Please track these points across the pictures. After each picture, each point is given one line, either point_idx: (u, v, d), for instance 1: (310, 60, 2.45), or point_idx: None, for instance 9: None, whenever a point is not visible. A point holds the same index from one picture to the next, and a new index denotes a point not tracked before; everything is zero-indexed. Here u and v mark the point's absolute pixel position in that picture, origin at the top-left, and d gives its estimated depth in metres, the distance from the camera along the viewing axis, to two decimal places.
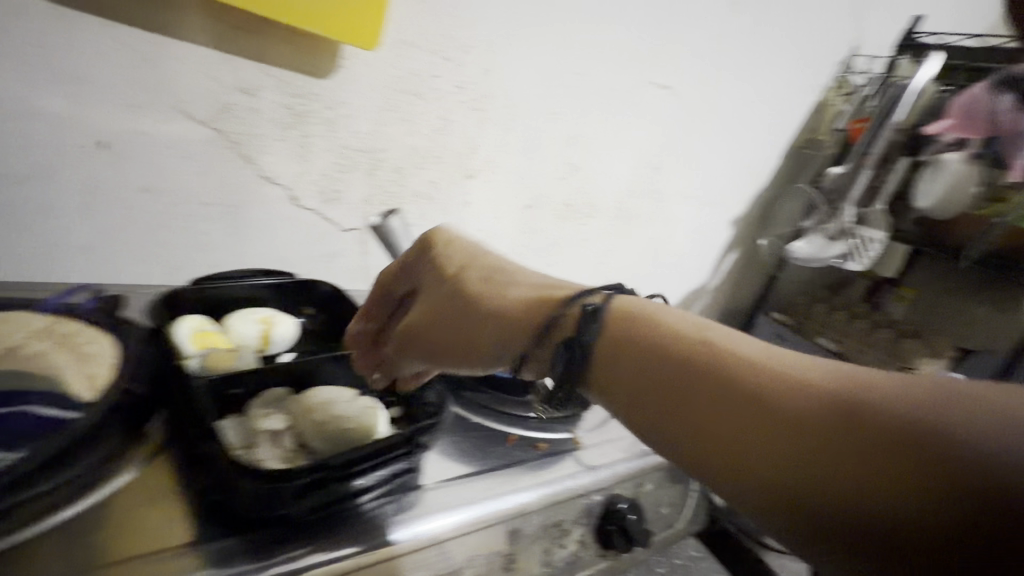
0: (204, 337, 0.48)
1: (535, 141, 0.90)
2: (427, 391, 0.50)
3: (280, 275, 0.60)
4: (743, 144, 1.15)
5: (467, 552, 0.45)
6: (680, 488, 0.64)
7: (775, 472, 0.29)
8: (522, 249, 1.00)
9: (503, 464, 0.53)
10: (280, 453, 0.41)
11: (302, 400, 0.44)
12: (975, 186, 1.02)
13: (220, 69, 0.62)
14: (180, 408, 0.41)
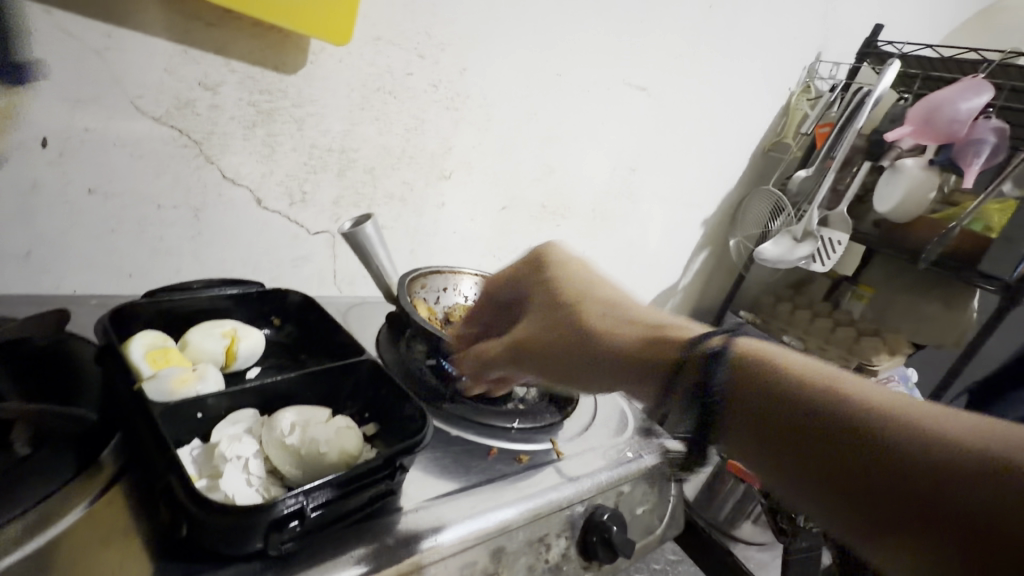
0: (163, 354, 0.44)
1: (512, 142, 0.88)
2: (405, 406, 0.48)
3: (245, 284, 0.57)
4: (714, 146, 1.16)
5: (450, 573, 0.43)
6: (660, 494, 0.64)
7: (872, 503, 0.29)
8: (498, 251, 0.98)
9: (485, 479, 0.52)
10: (251, 481, 0.38)
11: (273, 422, 0.41)
12: (931, 191, 1.07)
13: (177, 62, 0.58)
14: (138, 436, 0.38)
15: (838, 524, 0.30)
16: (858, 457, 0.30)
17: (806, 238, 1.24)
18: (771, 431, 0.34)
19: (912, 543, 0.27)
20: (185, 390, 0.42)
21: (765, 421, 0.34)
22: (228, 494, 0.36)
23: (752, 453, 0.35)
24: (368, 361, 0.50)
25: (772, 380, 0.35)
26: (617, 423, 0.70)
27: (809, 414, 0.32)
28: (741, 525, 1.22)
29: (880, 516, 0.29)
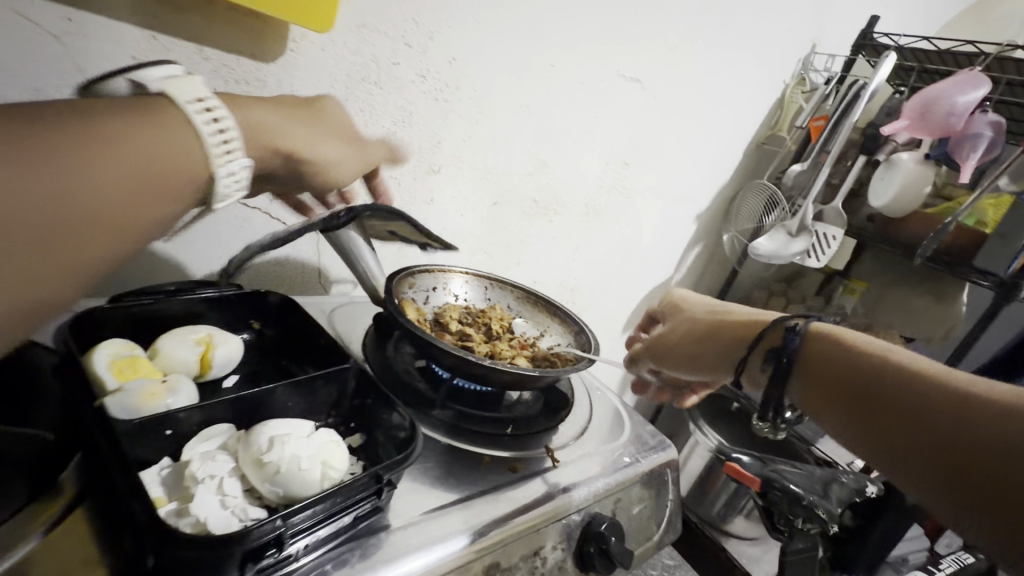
0: (131, 364, 0.41)
1: (503, 136, 0.85)
2: (392, 415, 0.46)
3: (221, 286, 0.54)
4: (709, 140, 1.14)
5: None
6: (657, 500, 0.62)
7: (868, 414, 0.44)
8: (489, 248, 0.95)
9: (478, 490, 0.50)
10: (225, 502, 0.36)
11: (250, 438, 0.38)
12: (925, 186, 1.06)
13: (146, 49, 0.54)
14: (100, 456, 0.35)
15: (888, 450, 0.42)
16: (875, 390, 0.44)
17: (801, 233, 1.22)
18: (838, 381, 0.48)
19: (878, 433, 0.44)
20: (152, 405, 0.39)
21: (843, 379, 0.47)
22: (200, 518, 0.33)
23: (811, 390, 0.50)
24: (353, 369, 0.48)
25: (852, 349, 0.48)
26: (613, 427, 0.68)
27: (856, 367, 0.47)
28: (733, 520, 1.21)
29: (906, 434, 0.41)
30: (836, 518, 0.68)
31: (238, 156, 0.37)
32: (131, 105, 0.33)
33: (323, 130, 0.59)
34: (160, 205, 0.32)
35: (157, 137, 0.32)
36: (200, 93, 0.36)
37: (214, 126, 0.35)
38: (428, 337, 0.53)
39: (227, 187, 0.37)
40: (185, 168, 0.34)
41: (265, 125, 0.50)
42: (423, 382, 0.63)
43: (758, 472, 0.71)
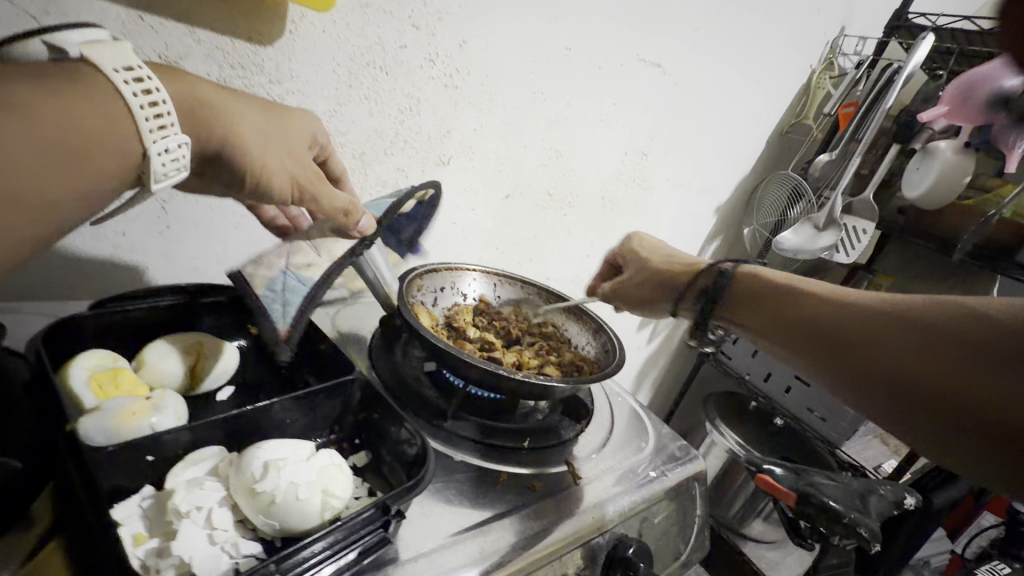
0: (112, 377, 0.38)
1: (516, 124, 0.80)
2: (401, 431, 0.42)
3: (212, 289, 0.50)
4: (732, 126, 1.08)
5: None
6: (685, 517, 0.58)
7: (885, 387, 0.39)
8: (501, 243, 0.91)
9: (494, 512, 0.46)
10: (214, 537, 0.32)
11: (241, 462, 0.35)
12: (965, 176, 1.00)
13: (132, 30, 0.50)
14: (75, 487, 0.31)
15: (907, 412, 0.39)
16: (834, 332, 0.43)
17: (828, 227, 1.16)
18: (798, 326, 0.47)
19: (840, 366, 0.43)
20: (135, 425, 0.35)
21: (803, 323, 0.46)
22: (184, 558, 0.30)
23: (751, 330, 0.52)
24: (358, 381, 0.44)
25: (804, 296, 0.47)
26: (636, 437, 0.63)
27: (829, 325, 0.44)
28: (751, 523, 1.13)
29: (865, 367, 0.41)
30: (878, 539, 0.63)
31: (174, 133, 0.33)
32: (49, 71, 0.29)
33: (274, 133, 0.41)
34: (63, 186, 0.28)
35: (74, 110, 0.28)
36: (132, 61, 0.31)
37: (145, 105, 0.31)
38: (443, 347, 0.49)
39: (162, 168, 0.32)
40: (106, 145, 0.30)
41: (209, 111, 0.37)
42: (433, 389, 0.58)
43: (793, 486, 0.66)
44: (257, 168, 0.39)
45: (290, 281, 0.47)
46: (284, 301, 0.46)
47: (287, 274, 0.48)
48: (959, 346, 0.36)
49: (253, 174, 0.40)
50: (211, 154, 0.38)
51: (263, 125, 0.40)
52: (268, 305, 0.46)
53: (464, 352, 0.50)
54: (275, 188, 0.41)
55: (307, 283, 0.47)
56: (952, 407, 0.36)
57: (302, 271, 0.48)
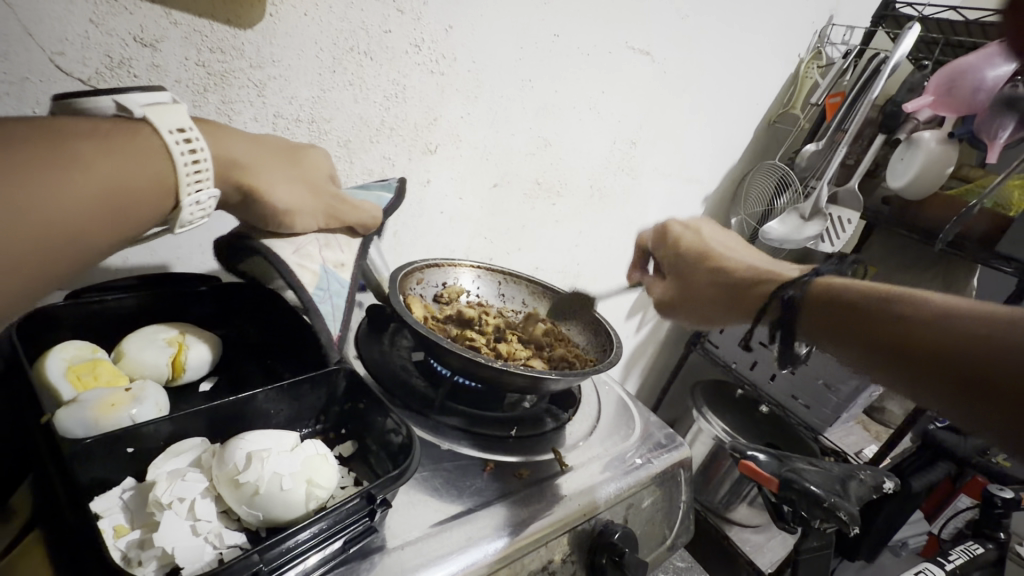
0: (90, 369, 0.37)
1: (504, 112, 0.79)
2: (386, 420, 0.42)
3: (193, 278, 0.49)
4: (720, 116, 1.08)
5: None
6: (670, 502, 0.59)
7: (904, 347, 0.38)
8: (489, 232, 0.90)
9: (481, 499, 0.46)
10: (197, 529, 0.32)
11: (224, 454, 0.34)
12: (948, 166, 1.01)
13: (104, 12, 0.48)
14: (52, 479, 0.31)
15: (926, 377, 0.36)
16: (870, 315, 0.41)
17: (815, 216, 1.17)
18: (834, 315, 0.44)
19: (873, 352, 0.40)
20: (114, 417, 0.35)
21: (838, 310, 0.44)
22: (166, 549, 0.30)
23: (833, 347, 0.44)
24: (343, 370, 0.43)
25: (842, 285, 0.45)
26: (624, 424, 0.64)
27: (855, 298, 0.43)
28: (736, 508, 1.15)
29: (902, 350, 0.38)
30: (858, 524, 0.64)
31: (207, 186, 0.36)
32: (109, 127, 0.32)
33: (292, 177, 0.44)
34: (109, 230, 0.31)
35: (130, 162, 0.31)
36: (183, 123, 0.35)
37: (189, 161, 0.34)
38: (433, 338, 0.49)
39: (190, 216, 0.36)
40: (154, 192, 0.33)
41: (237, 165, 0.39)
42: (420, 378, 0.58)
43: (775, 472, 0.69)
44: (280, 211, 0.42)
45: (333, 282, 0.46)
46: (333, 304, 0.45)
47: (330, 273, 0.46)
48: (1001, 330, 0.34)
49: (276, 217, 0.43)
50: (236, 202, 0.41)
51: (281, 170, 0.43)
52: (320, 305, 0.43)
53: (442, 337, 0.50)
54: (296, 226, 0.44)
55: (347, 287, 0.47)
56: (990, 386, 0.33)
57: (339, 272, 0.47)
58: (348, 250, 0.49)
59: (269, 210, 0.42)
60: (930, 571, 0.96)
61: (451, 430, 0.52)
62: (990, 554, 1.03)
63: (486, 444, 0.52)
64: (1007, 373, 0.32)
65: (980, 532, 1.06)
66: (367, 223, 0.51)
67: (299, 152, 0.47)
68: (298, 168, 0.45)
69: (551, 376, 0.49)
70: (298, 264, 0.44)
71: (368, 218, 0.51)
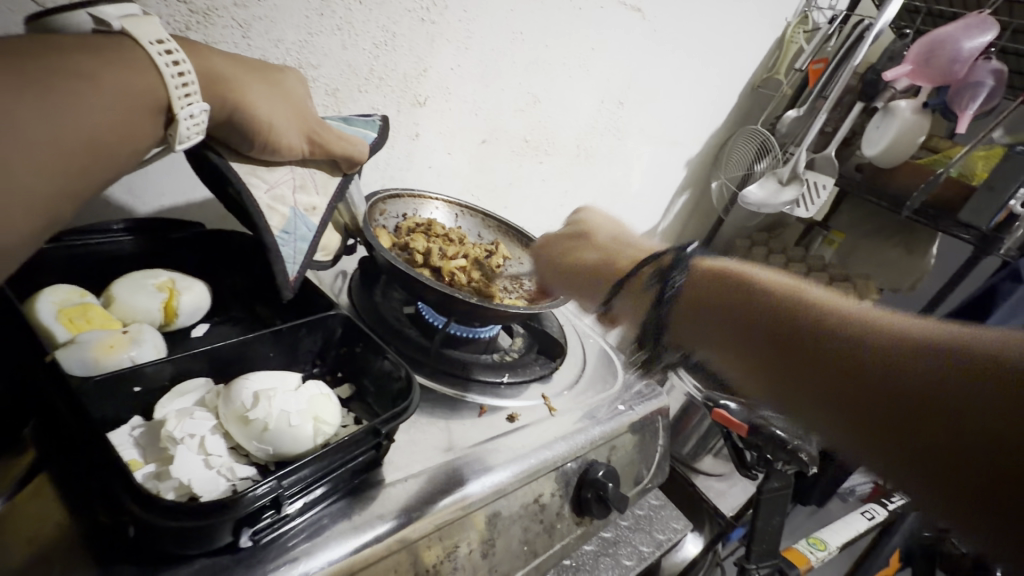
0: (81, 313, 0.37)
1: (495, 65, 0.78)
2: (382, 362, 0.43)
3: (180, 224, 0.49)
4: (706, 80, 1.09)
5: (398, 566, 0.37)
6: (647, 446, 0.63)
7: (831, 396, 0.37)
8: (476, 189, 0.90)
9: (477, 440, 0.48)
10: (209, 462, 0.33)
11: (230, 393, 0.35)
12: (918, 136, 1.05)
13: None
14: (60, 416, 0.32)
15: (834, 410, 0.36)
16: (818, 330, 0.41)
17: (791, 182, 1.19)
18: (716, 316, 0.48)
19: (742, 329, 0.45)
20: (114, 356, 0.35)
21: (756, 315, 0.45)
22: (183, 480, 0.31)
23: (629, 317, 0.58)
24: (341, 317, 0.44)
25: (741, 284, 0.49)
26: (606, 373, 0.67)
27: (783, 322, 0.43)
28: (703, 458, 1.22)
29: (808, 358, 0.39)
30: (815, 466, 0.69)
31: (198, 99, 0.35)
32: (94, 43, 0.31)
33: (275, 95, 0.43)
34: (117, 147, 0.31)
35: (124, 73, 0.31)
36: (162, 35, 0.34)
37: (175, 75, 0.33)
38: (401, 267, 0.51)
39: (188, 131, 0.35)
40: (148, 108, 0.32)
41: (222, 78, 0.39)
42: (414, 328, 0.60)
43: (745, 419, 0.73)
44: (263, 126, 0.41)
45: (301, 226, 0.46)
46: (297, 249, 0.45)
47: (299, 216, 0.46)
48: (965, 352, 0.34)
49: (259, 136, 0.42)
50: (221, 121, 0.40)
51: (265, 89, 0.42)
52: (282, 248, 0.44)
53: (427, 279, 0.52)
54: (283, 148, 0.43)
55: (315, 232, 0.47)
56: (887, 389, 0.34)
57: (310, 216, 0.47)
58: (323, 193, 0.49)
59: (252, 123, 0.40)
60: (874, 510, 1.05)
61: (417, 360, 0.55)
62: None
63: (447, 378, 0.54)
64: (860, 367, 0.36)
65: None
66: (352, 157, 0.50)
67: (279, 77, 0.45)
68: (282, 90, 0.44)
69: (506, 308, 0.51)
70: (269, 205, 0.44)
71: (355, 153, 0.50)
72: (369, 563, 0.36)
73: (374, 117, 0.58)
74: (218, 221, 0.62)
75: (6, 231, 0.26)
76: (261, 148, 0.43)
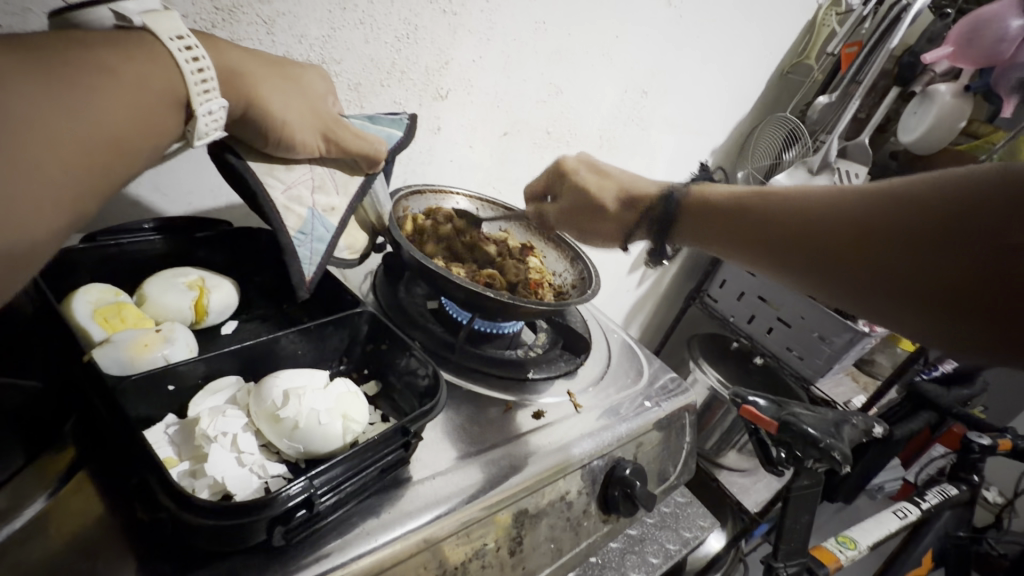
0: (116, 312, 0.38)
1: (517, 56, 0.77)
2: (407, 358, 0.43)
3: (209, 221, 0.49)
4: (733, 67, 1.06)
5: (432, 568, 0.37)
6: (673, 443, 0.62)
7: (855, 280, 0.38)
8: (498, 182, 0.90)
9: (504, 438, 0.48)
10: (242, 460, 0.33)
11: (261, 392, 0.35)
12: (959, 121, 1.00)
13: None
14: (97, 414, 0.32)
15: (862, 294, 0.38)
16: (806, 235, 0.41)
17: (821, 171, 1.14)
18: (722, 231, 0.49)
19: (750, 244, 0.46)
20: (147, 356, 0.35)
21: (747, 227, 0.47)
22: (217, 478, 0.31)
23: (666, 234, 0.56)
24: (367, 314, 0.44)
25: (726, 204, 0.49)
26: (632, 369, 0.66)
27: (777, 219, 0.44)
28: (726, 454, 1.20)
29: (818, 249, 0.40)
30: (849, 464, 0.67)
31: (216, 95, 0.35)
32: (116, 39, 0.31)
33: (293, 92, 0.42)
34: (140, 145, 0.31)
35: (146, 69, 0.31)
36: (181, 31, 0.33)
37: (194, 71, 0.33)
38: (431, 266, 0.51)
39: (206, 127, 0.35)
40: (169, 104, 0.32)
41: (239, 74, 0.38)
42: (438, 324, 0.60)
43: (775, 415, 0.72)
44: (277, 122, 0.41)
45: (318, 227, 0.46)
46: (313, 249, 0.45)
47: (317, 217, 0.46)
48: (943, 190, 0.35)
49: (274, 133, 0.41)
50: (236, 117, 0.40)
51: (283, 87, 0.42)
52: (298, 248, 0.44)
53: (455, 276, 0.51)
54: (297, 144, 0.43)
55: (333, 232, 0.47)
56: (917, 243, 0.34)
57: (328, 216, 0.47)
58: (343, 192, 0.49)
59: (268, 122, 0.40)
60: (907, 509, 1.02)
61: (446, 359, 0.54)
62: (964, 496, 1.08)
63: (474, 376, 0.54)
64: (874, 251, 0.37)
65: (955, 475, 1.11)
66: (371, 155, 0.49)
67: (297, 71, 0.45)
68: (299, 85, 0.44)
69: (528, 304, 0.51)
70: (286, 205, 0.44)
71: (373, 150, 0.49)
72: (399, 561, 0.36)
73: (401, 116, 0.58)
74: (244, 218, 0.63)
75: (36, 228, 0.26)
76: (274, 145, 0.43)
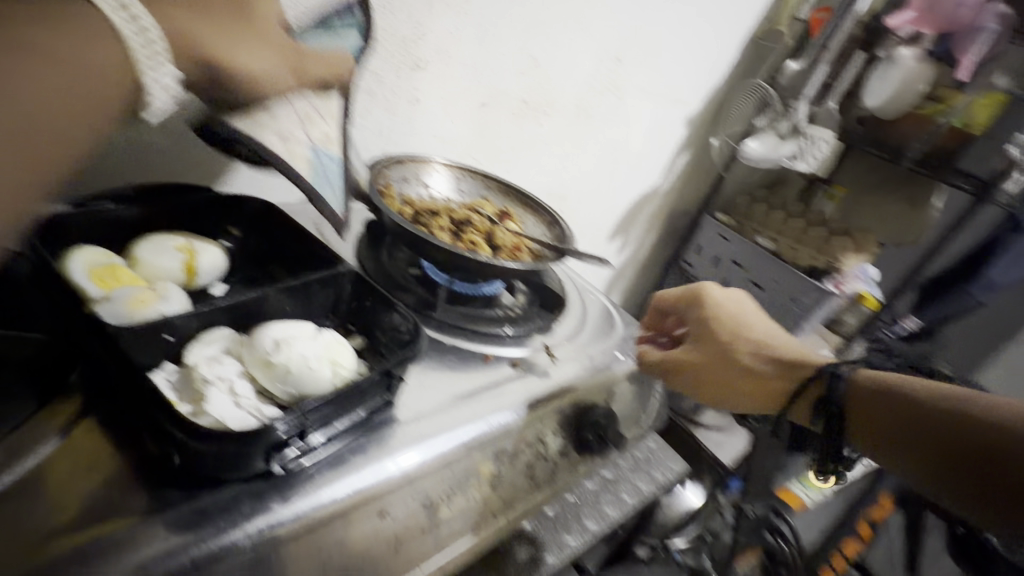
0: (111, 273, 0.39)
1: (492, 25, 0.78)
2: (392, 314, 0.46)
3: (193, 188, 0.51)
4: (707, 34, 1.07)
5: (417, 500, 0.41)
6: (646, 394, 0.66)
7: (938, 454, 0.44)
8: (477, 152, 0.91)
9: (483, 386, 0.52)
10: (239, 402, 0.36)
11: (253, 340, 0.38)
12: (922, 84, 1.04)
13: None
14: (100, 361, 0.35)
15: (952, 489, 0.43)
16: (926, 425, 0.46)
17: (791, 136, 1.19)
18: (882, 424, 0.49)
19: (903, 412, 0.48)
20: (145, 310, 0.38)
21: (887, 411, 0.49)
22: (217, 417, 0.34)
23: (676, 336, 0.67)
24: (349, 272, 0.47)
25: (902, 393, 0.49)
26: (607, 326, 0.70)
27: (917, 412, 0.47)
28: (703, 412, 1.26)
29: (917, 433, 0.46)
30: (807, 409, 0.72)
31: (167, 65, 0.36)
32: (56, 14, 0.32)
33: (254, 42, 0.44)
34: (93, 116, 0.32)
35: (88, 40, 0.32)
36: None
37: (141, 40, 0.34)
38: (414, 231, 0.54)
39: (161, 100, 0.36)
40: (119, 76, 0.33)
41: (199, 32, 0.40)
42: (420, 286, 0.62)
43: None
44: (246, 74, 0.43)
45: (324, 161, 0.51)
46: (331, 185, 0.52)
47: (320, 152, 0.51)
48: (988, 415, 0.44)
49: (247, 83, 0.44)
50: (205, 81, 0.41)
51: (242, 37, 0.43)
52: (320, 189, 0.50)
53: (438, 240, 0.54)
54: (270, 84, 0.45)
55: (338, 163, 0.53)
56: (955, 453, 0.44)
57: (327, 149, 0.52)
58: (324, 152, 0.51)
59: (239, 75, 0.42)
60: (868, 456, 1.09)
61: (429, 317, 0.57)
62: None
63: (457, 330, 0.57)
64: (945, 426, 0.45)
65: None
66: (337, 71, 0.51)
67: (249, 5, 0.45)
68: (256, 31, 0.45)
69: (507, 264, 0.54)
70: (291, 152, 0.48)
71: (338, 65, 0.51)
72: (388, 491, 0.39)
73: (352, 11, 0.57)
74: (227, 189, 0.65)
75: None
76: (249, 98, 0.45)
